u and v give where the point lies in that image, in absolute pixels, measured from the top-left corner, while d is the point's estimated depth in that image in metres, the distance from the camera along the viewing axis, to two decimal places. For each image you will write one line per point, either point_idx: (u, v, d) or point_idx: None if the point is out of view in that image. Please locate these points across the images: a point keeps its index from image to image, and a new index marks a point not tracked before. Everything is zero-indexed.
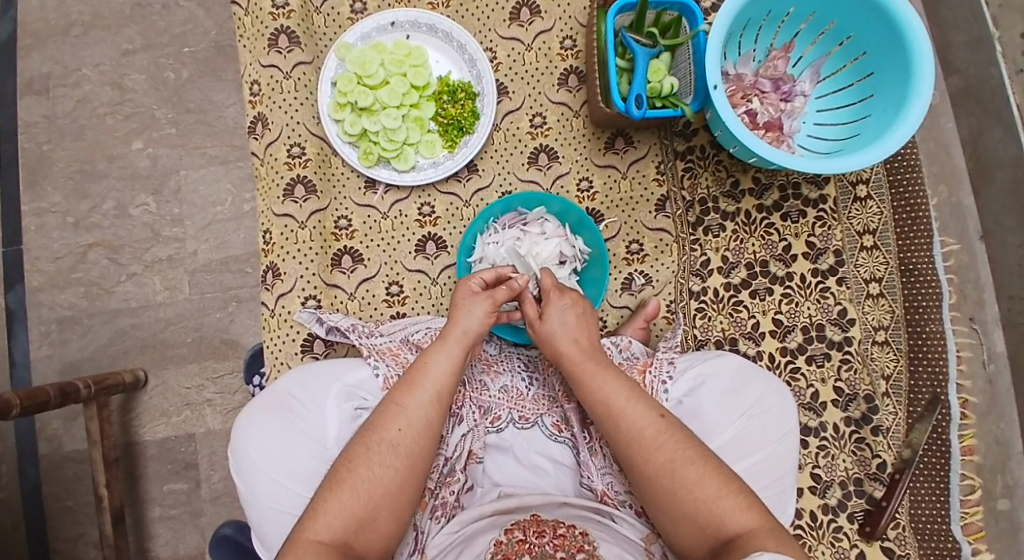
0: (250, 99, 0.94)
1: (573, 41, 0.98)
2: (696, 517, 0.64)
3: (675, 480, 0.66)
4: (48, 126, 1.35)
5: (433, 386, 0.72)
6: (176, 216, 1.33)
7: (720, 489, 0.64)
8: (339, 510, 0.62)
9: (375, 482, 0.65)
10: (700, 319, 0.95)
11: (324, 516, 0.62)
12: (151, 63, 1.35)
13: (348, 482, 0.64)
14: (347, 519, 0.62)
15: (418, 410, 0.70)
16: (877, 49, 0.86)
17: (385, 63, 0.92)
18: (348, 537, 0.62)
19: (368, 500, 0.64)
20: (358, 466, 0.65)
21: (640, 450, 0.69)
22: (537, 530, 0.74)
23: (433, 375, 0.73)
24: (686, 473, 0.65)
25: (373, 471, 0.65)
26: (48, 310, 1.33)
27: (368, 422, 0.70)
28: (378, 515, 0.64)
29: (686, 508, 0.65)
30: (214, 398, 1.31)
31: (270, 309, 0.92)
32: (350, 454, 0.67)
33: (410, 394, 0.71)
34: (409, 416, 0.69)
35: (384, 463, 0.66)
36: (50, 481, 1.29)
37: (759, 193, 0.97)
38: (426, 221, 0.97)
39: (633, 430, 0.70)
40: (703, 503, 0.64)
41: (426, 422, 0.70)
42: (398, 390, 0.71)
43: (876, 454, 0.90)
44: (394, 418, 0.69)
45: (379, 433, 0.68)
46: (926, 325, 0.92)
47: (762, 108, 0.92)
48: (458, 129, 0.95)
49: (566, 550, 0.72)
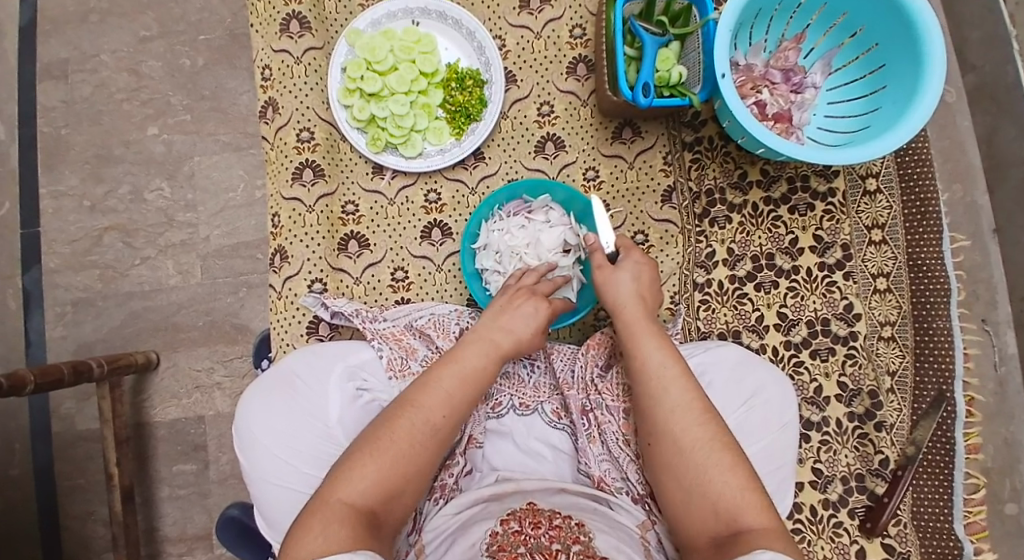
0: (261, 84, 0.95)
1: (582, 30, 0.98)
2: (713, 499, 0.64)
3: (703, 460, 0.66)
4: (65, 112, 1.37)
5: (474, 372, 0.73)
6: (189, 202, 1.35)
7: (739, 482, 0.64)
8: (372, 478, 0.62)
9: (413, 458, 0.64)
10: (704, 311, 0.95)
11: (358, 481, 0.61)
12: (167, 50, 1.37)
13: (390, 452, 0.63)
14: (379, 489, 0.61)
15: (459, 394, 0.70)
16: (890, 41, 0.85)
17: (394, 50, 0.93)
18: (376, 505, 0.61)
19: (402, 475, 0.63)
20: (401, 439, 0.64)
21: (670, 423, 0.70)
22: (533, 521, 0.72)
23: (476, 361, 0.73)
24: (721, 457, 0.66)
25: (412, 447, 0.65)
26: (63, 291, 1.36)
27: (408, 396, 0.69)
28: (405, 491, 0.64)
29: (704, 489, 0.65)
30: (223, 381, 1.33)
31: (277, 291, 0.93)
32: (387, 424, 0.66)
33: (456, 380, 0.71)
34: (453, 400, 0.69)
35: (426, 443, 0.66)
36: (62, 458, 1.32)
37: (766, 185, 0.96)
38: (432, 208, 0.97)
39: (675, 401, 0.71)
40: (725, 490, 0.64)
41: (465, 410, 0.70)
42: (443, 370, 0.71)
43: (878, 450, 0.90)
44: (437, 401, 0.68)
45: (423, 413, 0.67)
46: (934, 322, 0.91)
47: (772, 99, 0.91)
48: (464, 116, 0.95)
49: (561, 541, 0.69)
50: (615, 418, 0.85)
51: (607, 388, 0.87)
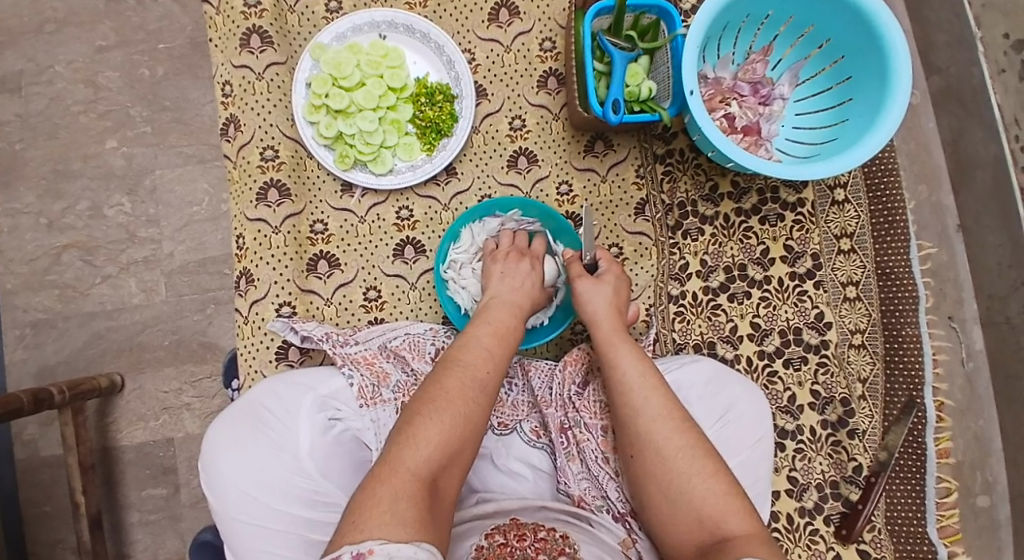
0: (222, 101, 0.92)
1: (552, 43, 0.97)
2: (697, 508, 0.64)
3: (685, 468, 0.67)
4: (19, 125, 1.32)
5: (502, 329, 0.76)
6: (152, 217, 1.31)
7: (723, 487, 0.65)
8: (435, 440, 0.61)
9: (468, 415, 0.65)
10: (679, 323, 0.95)
11: (422, 443, 0.60)
12: (125, 60, 1.32)
13: (447, 410, 0.63)
14: (442, 450, 0.61)
15: (494, 353, 0.72)
16: (857, 54, 0.86)
17: (361, 65, 0.91)
18: (441, 470, 0.60)
19: (463, 434, 0.63)
20: (455, 398, 0.65)
21: (649, 432, 0.70)
22: (518, 534, 0.72)
23: (502, 320, 0.77)
24: (705, 461, 0.67)
25: (467, 404, 0.65)
26: (22, 313, 1.31)
27: (449, 359, 0.70)
28: (462, 453, 0.63)
29: (688, 497, 0.65)
30: (192, 402, 1.29)
31: (244, 316, 0.89)
32: (437, 386, 0.66)
33: (491, 342, 0.74)
34: (491, 358, 0.71)
35: (476, 400, 0.66)
36: (28, 485, 1.29)
37: (737, 196, 0.97)
38: (404, 225, 0.95)
39: (648, 412, 0.71)
40: (708, 497, 0.64)
41: (502, 370, 0.72)
42: (472, 333, 0.74)
43: (851, 457, 0.91)
44: (481, 361, 0.70)
45: (470, 372, 0.68)
46: (902, 329, 0.93)
47: (741, 112, 0.91)
48: (435, 132, 0.94)
49: (547, 552, 0.70)
50: (593, 435, 0.85)
51: (584, 405, 0.87)
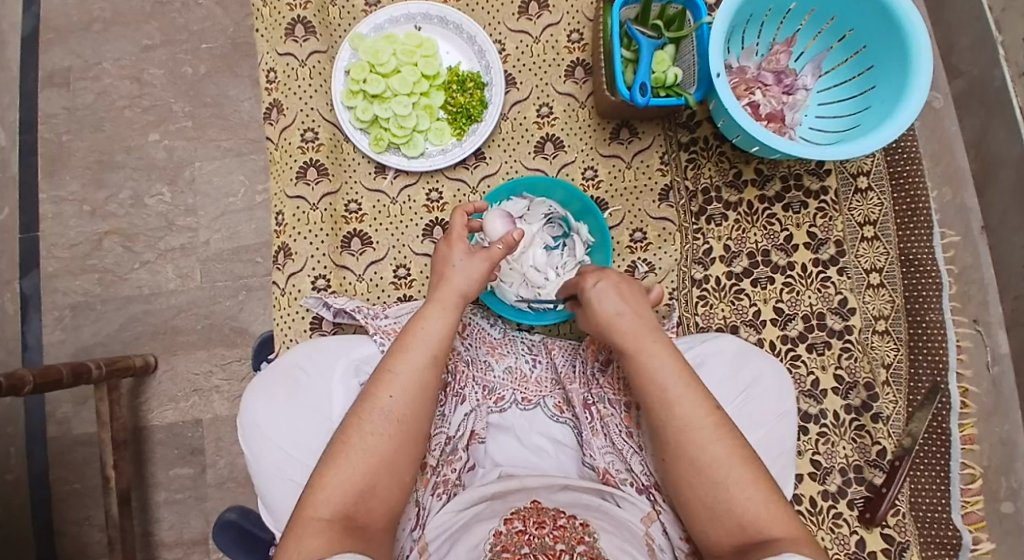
0: (266, 86, 0.97)
1: (579, 35, 1.01)
2: (737, 516, 0.64)
3: (719, 475, 0.65)
4: (67, 118, 1.39)
5: (428, 347, 0.73)
6: (190, 207, 1.36)
7: (762, 492, 0.64)
8: (342, 485, 0.63)
9: (373, 450, 0.65)
10: (702, 307, 0.97)
11: (324, 490, 0.62)
12: (169, 58, 1.39)
13: (346, 451, 0.64)
14: (349, 491, 0.62)
15: (410, 372, 0.70)
16: (878, 43, 0.88)
17: (397, 53, 0.95)
18: (350, 509, 0.62)
19: (367, 470, 0.64)
20: (352, 436, 0.65)
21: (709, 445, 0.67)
22: (537, 521, 0.73)
23: (429, 337, 0.73)
24: (741, 471, 0.65)
25: (371, 439, 0.65)
26: (62, 296, 1.36)
27: (364, 390, 0.70)
28: (380, 483, 0.64)
29: (726, 505, 0.64)
30: (222, 385, 1.33)
31: (281, 288, 0.94)
32: (346, 427, 0.67)
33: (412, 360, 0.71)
34: (401, 380, 0.69)
35: (377, 430, 0.66)
36: (59, 462, 1.32)
37: (761, 183, 0.99)
38: (434, 206, 0.99)
39: (681, 416, 0.69)
40: (748, 505, 0.64)
41: (421, 388, 0.70)
42: (391, 355, 0.72)
43: (876, 441, 0.91)
44: (387, 385, 0.69)
45: (376, 403, 0.67)
46: (926, 315, 0.93)
47: (765, 100, 0.95)
48: (465, 117, 0.97)
49: (566, 541, 0.71)
50: (616, 410, 0.85)
51: (608, 382, 0.88)
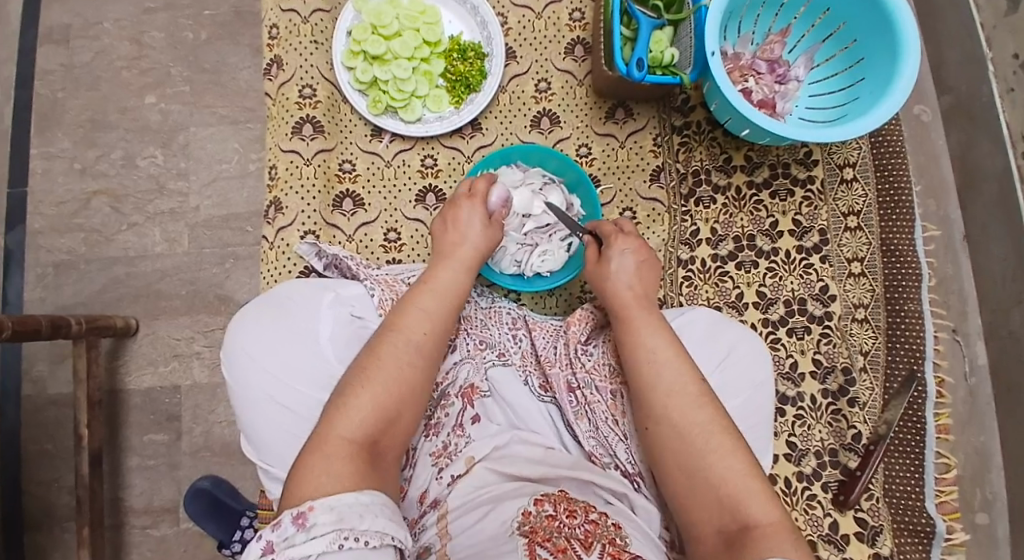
0: (267, 42, 0.97)
1: (581, 14, 1.02)
2: (716, 487, 0.64)
3: (702, 445, 0.67)
4: (64, 75, 1.38)
5: (445, 293, 0.76)
6: (182, 171, 1.36)
7: (742, 467, 0.65)
8: (369, 408, 0.62)
9: (402, 378, 0.66)
10: (687, 287, 0.98)
11: (355, 412, 0.61)
12: (171, 23, 1.39)
13: (376, 377, 0.65)
14: (378, 414, 0.62)
15: (432, 311, 0.73)
16: (868, 36, 0.91)
17: (400, 18, 0.96)
18: (376, 433, 0.61)
19: (396, 397, 0.65)
20: (385, 362, 0.66)
21: (684, 417, 0.70)
22: (568, 511, 0.66)
23: (446, 286, 0.77)
24: (719, 442, 0.67)
25: (402, 369, 0.67)
26: (45, 253, 1.34)
27: (386, 324, 0.71)
28: (402, 415, 0.65)
29: (706, 476, 0.66)
30: (202, 351, 1.32)
31: (270, 241, 0.94)
32: (374, 352, 0.68)
33: (433, 301, 0.75)
34: (427, 319, 0.72)
35: (411, 362, 0.68)
36: (30, 422, 1.30)
37: (750, 170, 1.01)
38: (428, 172, 0.99)
39: (672, 383, 0.72)
40: (727, 478, 0.65)
41: (443, 328, 0.73)
42: (415, 295, 0.74)
43: (851, 425, 0.92)
44: (416, 323, 0.71)
45: (406, 334, 0.70)
46: (905, 304, 0.95)
47: (757, 87, 0.96)
48: (464, 86, 0.98)
49: (596, 538, 0.62)
50: (603, 398, 0.87)
51: (593, 368, 0.89)
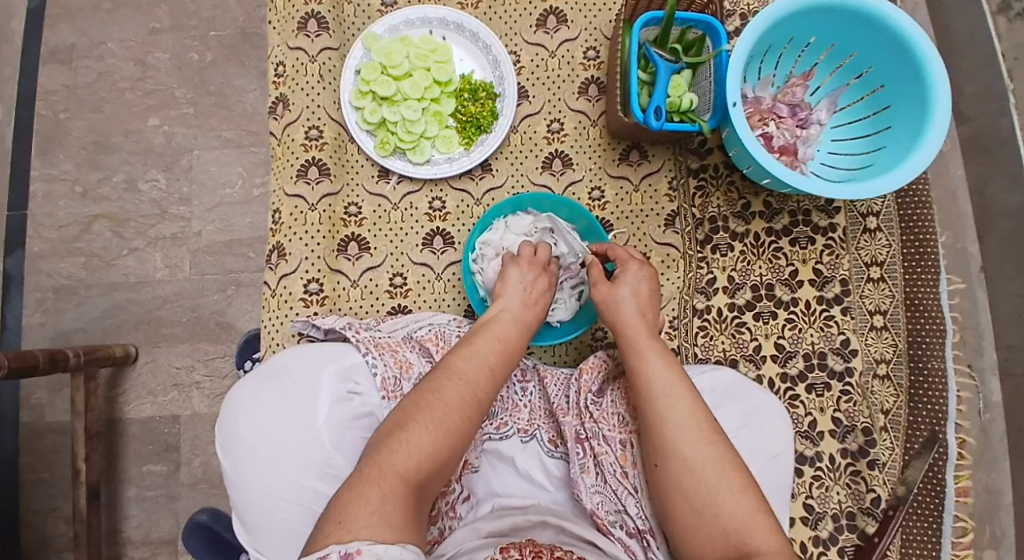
0: (273, 80, 0.95)
1: (596, 52, 0.99)
2: (722, 523, 0.65)
3: (712, 479, 0.67)
4: (67, 96, 1.35)
5: (503, 342, 0.77)
6: (184, 196, 1.33)
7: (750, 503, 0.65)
8: (426, 450, 0.62)
9: (459, 426, 0.66)
10: (702, 337, 0.95)
11: (413, 452, 0.61)
12: (177, 44, 1.36)
13: (436, 418, 0.65)
14: (432, 459, 0.62)
15: (491, 361, 0.74)
16: (895, 84, 0.87)
17: (410, 56, 0.93)
18: (425, 479, 0.62)
19: (451, 446, 0.65)
20: (447, 406, 0.66)
21: (687, 449, 0.69)
22: (534, 551, 0.67)
23: (502, 334, 0.78)
24: (732, 476, 0.67)
25: (460, 421, 0.66)
26: (46, 278, 1.32)
27: (454, 371, 0.71)
28: (446, 467, 0.65)
29: (714, 512, 0.66)
30: (202, 380, 1.30)
31: (272, 288, 0.91)
32: (433, 392, 0.68)
33: (492, 352, 0.75)
34: (486, 369, 0.73)
35: (470, 415, 0.68)
36: (28, 450, 1.29)
37: (769, 216, 0.97)
38: (436, 215, 0.97)
39: (689, 408, 0.72)
40: (736, 511, 0.64)
41: (499, 381, 0.74)
42: (475, 342, 0.76)
43: (870, 488, 0.89)
44: (476, 371, 0.72)
45: (466, 382, 0.70)
46: (928, 362, 0.92)
47: (778, 132, 0.93)
48: (475, 127, 0.96)
49: None
50: (611, 449, 0.84)
51: (603, 417, 0.87)
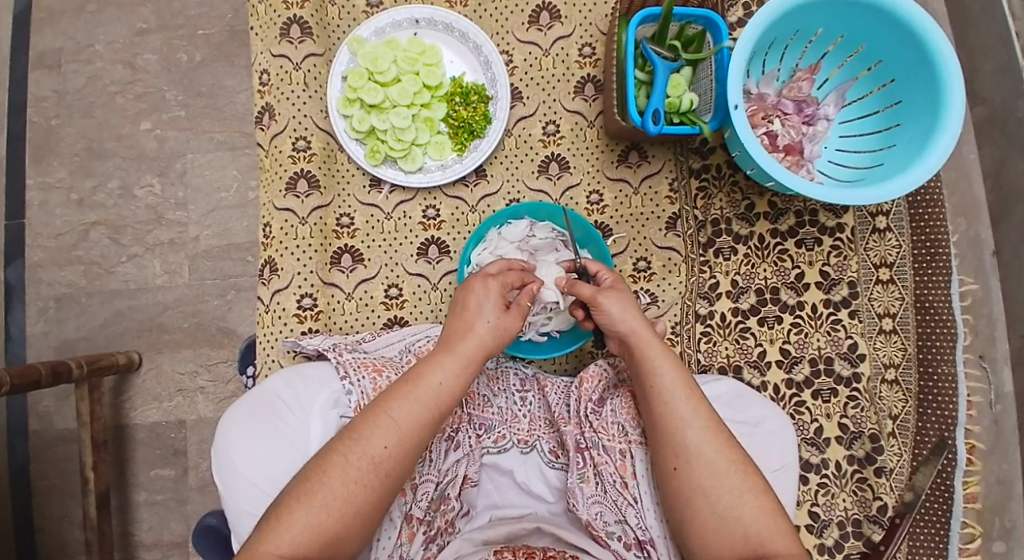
0: (258, 89, 0.93)
1: (592, 49, 0.96)
2: (744, 525, 0.65)
3: (735, 484, 0.66)
4: (57, 102, 1.33)
5: (426, 398, 0.68)
6: (180, 200, 1.32)
7: (769, 504, 0.66)
8: (309, 525, 0.60)
9: (349, 497, 0.63)
10: (705, 343, 0.93)
11: (291, 527, 0.60)
12: (164, 44, 1.33)
13: (321, 494, 0.62)
14: (317, 533, 0.60)
15: (404, 420, 0.66)
16: (907, 79, 0.83)
17: (398, 61, 0.90)
18: (314, 553, 0.60)
19: (340, 519, 0.62)
20: (333, 480, 0.63)
21: (699, 445, 0.68)
22: (526, 552, 0.71)
23: (430, 387, 0.68)
24: (754, 478, 0.67)
25: (349, 489, 0.63)
26: (46, 287, 1.32)
27: (352, 427, 0.66)
28: (346, 538, 0.63)
29: (736, 516, 0.65)
30: (206, 386, 1.29)
31: (265, 304, 0.91)
32: (326, 460, 0.64)
33: (407, 407, 0.67)
34: (396, 432, 0.66)
35: (362, 482, 0.63)
36: (39, 457, 1.30)
37: (774, 217, 0.94)
38: (430, 224, 0.95)
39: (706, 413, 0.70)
40: (755, 516, 0.65)
41: (412, 441, 0.66)
42: (393, 396, 0.67)
43: (877, 496, 0.87)
44: (381, 433, 0.65)
45: (365, 447, 0.64)
46: (939, 367, 0.88)
47: (783, 130, 0.89)
48: (468, 132, 0.92)
49: None
50: (612, 459, 0.80)
51: (601, 426, 0.82)
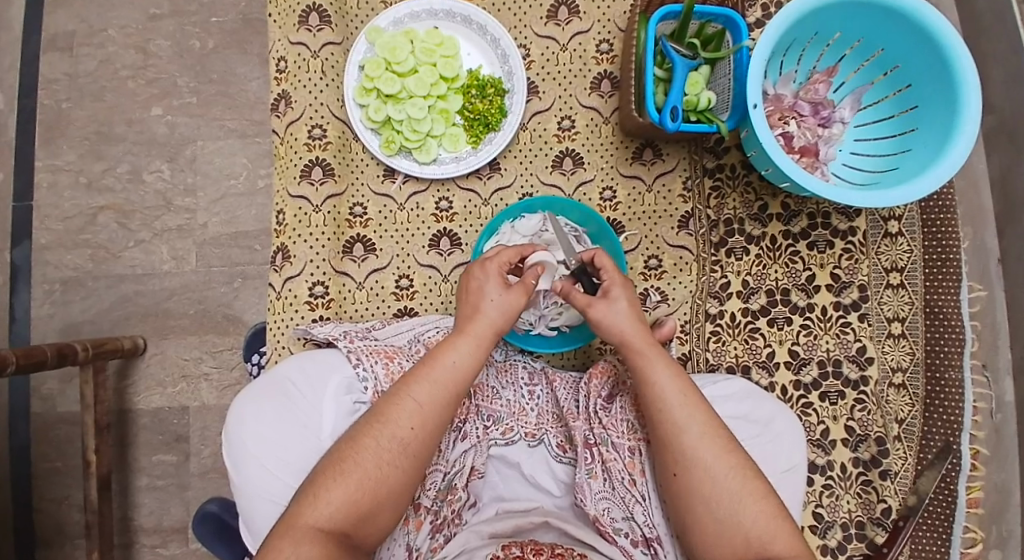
0: (276, 76, 0.93)
1: (610, 45, 0.96)
2: (745, 530, 0.64)
3: (736, 490, 0.66)
4: (68, 85, 1.33)
5: (448, 378, 0.69)
6: (189, 187, 1.31)
7: (773, 509, 0.65)
8: (343, 502, 0.61)
9: (380, 475, 0.63)
10: (714, 342, 0.93)
11: (326, 503, 0.60)
12: (177, 30, 1.33)
13: (352, 472, 0.62)
14: (350, 508, 0.61)
15: (428, 400, 0.67)
16: (923, 84, 0.84)
17: (415, 51, 0.90)
18: (348, 527, 0.61)
19: (371, 495, 0.62)
20: (364, 458, 0.63)
21: (697, 450, 0.68)
22: (535, 548, 0.71)
23: (450, 368, 0.69)
24: (756, 483, 0.66)
25: (380, 467, 0.63)
26: (53, 270, 1.32)
27: (376, 409, 0.67)
28: (378, 513, 0.63)
29: (738, 521, 0.65)
30: (211, 373, 1.29)
31: (277, 291, 0.90)
32: (355, 440, 0.65)
33: (430, 388, 0.68)
34: (421, 412, 0.66)
35: (392, 460, 0.64)
36: (41, 439, 1.30)
37: (787, 219, 0.94)
38: (443, 216, 0.95)
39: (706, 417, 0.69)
40: (757, 520, 0.64)
41: (437, 420, 0.67)
42: (413, 378, 0.68)
43: (881, 498, 0.87)
44: (405, 412, 0.66)
45: (392, 426, 0.65)
46: (946, 372, 0.88)
47: (799, 132, 0.88)
48: (483, 125, 0.92)
49: None
50: (620, 456, 0.80)
51: (612, 423, 0.82)
